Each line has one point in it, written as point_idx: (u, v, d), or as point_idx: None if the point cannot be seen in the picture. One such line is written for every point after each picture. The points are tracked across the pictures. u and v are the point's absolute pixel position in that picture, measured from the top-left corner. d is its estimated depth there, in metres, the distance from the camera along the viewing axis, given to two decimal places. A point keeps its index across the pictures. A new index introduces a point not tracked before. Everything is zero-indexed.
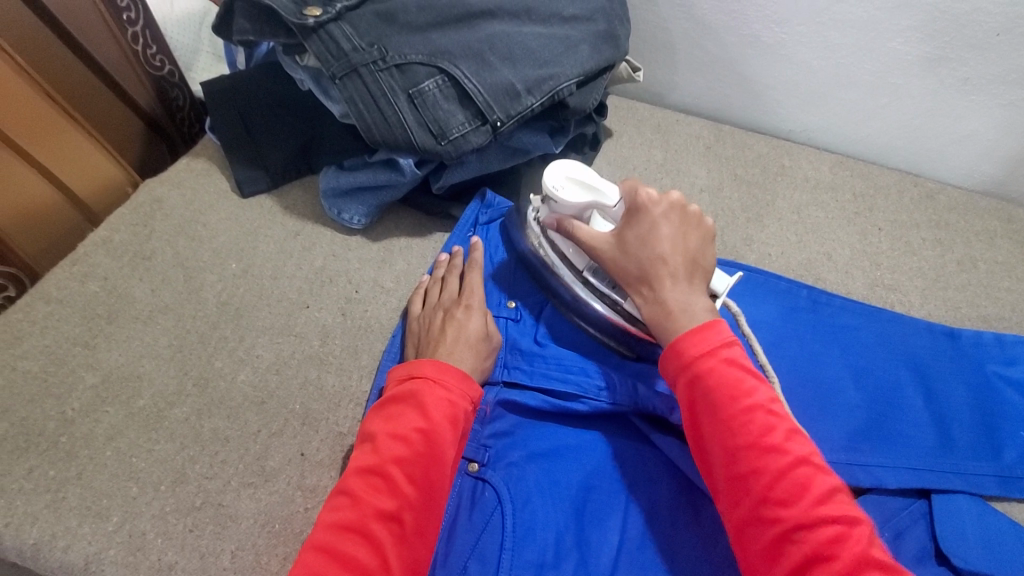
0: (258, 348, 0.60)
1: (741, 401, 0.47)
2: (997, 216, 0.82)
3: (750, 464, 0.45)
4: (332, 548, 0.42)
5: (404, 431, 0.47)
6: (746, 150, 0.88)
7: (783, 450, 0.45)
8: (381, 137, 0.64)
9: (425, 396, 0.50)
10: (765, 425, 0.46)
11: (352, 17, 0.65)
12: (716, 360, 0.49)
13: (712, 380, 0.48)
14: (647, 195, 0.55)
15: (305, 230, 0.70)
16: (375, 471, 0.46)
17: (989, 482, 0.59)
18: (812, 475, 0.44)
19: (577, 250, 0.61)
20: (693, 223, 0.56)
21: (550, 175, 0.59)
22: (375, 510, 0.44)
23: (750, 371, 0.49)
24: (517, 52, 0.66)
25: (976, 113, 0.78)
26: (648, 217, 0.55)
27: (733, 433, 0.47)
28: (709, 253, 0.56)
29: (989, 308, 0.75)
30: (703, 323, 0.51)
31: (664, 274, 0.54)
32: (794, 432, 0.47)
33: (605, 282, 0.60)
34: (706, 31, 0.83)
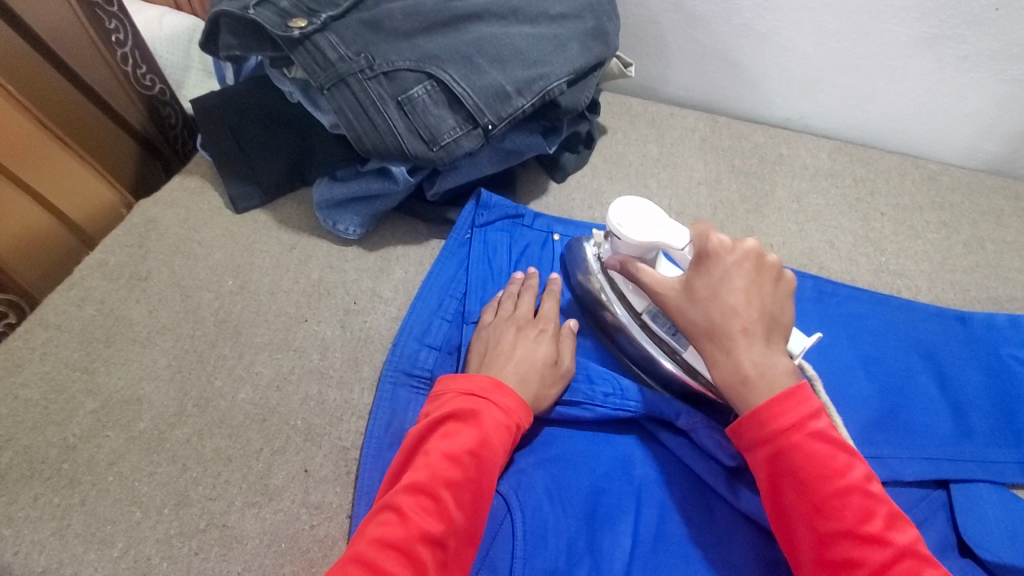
0: (258, 364, 0.59)
1: (834, 482, 0.43)
2: (1002, 194, 0.81)
3: (845, 554, 0.42)
4: (375, 563, 0.40)
5: (459, 452, 0.46)
6: (742, 141, 0.87)
7: (883, 540, 0.41)
8: (372, 145, 0.63)
9: (484, 418, 0.49)
10: (863, 510, 0.42)
11: (337, 27, 0.65)
12: (801, 434, 0.45)
13: (800, 457, 0.44)
14: (719, 240, 0.51)
15: (301, 243, 0.69)
16: (425, 491, 0.44)
17: (1011, 470, 0.58)
18: (917, 569, 0.40)
19: (637, 290, 0.58)
20: (771, 273, 0.50)
21: (617, 214, 0.56)
22: (423, 532, 0.42)
23: (841, 445, 0.45)
24: (505, 53, 0.65)
25: (977, 90, 0.76)
26: (721, 265, 0.50)
27: (825, 517, 0.43)
28: (786, 309, 0.51)
29: (999, 289, 0.73)
30: (787, 390, 0.46)
31: (737, 331, 0.48)
32: (894, 516, 0.43)
33: (664, 326, 0.57)
34: (698, 23, 0.82)
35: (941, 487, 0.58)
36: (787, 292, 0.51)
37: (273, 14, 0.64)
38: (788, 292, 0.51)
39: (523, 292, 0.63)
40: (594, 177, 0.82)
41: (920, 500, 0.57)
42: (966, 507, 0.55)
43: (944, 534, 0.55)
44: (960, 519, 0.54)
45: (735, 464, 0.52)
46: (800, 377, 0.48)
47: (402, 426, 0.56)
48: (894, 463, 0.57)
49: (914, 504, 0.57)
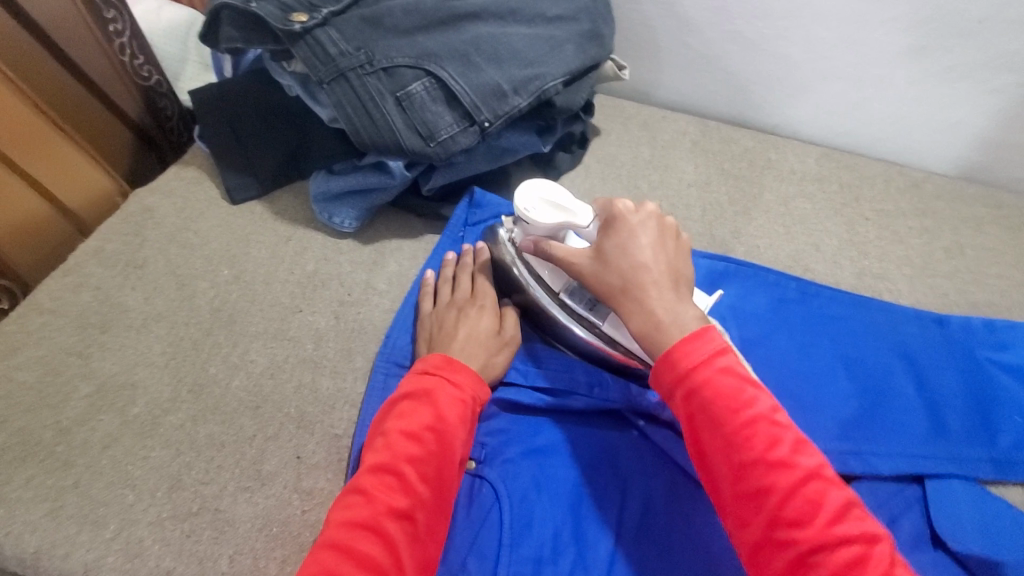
0: (252, 353, 0.60)
1: (740, 413, 0.44)
2: (983, 203, 0.84)
3: (756, 482, 0.42)
4: (344, 543, 0.41)
5: (417, 430, 0.48)
6: (732, 145, 0.89)
7: (791, 464, 0.42)
8: (370, 139, 0.64)
9: (436, 395, 0.50)
10: (770, 438, 0.43)
11: (338, 22, 0.66)
12: (710, 370, 0.46)
13: (710, 393, 0.45)
14: (622, 206, 0.54)
15: (297, 235, 0.70)
16: (388, 470, 0.46)
17: (983, 467, 0.60)
18: (823, 490, 0.41)
19: (553, 271, 0.59)
20: (671, 234, 0.54)
21: (521, 197, 0.58)
22: (390, 508, 0.44)
23: (748, 380, 0.46)
24: (502, 53, 0.67)
25: (960, 101, 0.79)
26: (626, 227, 0.53)
27: (737, 449, 0.44)
28: (687, 264, 0.54)
29: (977, 294, 0.76)
30: (695, 332, 0.47)
31: (648, 283, 0.50)
32: (800, 441, 0.44)
33: (582, 303, 0.58)
34: (691, 29, 0.84)
35: (916, 482, 0.60)
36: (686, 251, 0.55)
37: (274, 7, 0.65)
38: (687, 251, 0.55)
39: (459, 273, 0.63)
40: (586, 177, 0.83)
41: (895, 494, 0.59)
42: (939, 502, 0.57)
43: (918, 527, 0.56)
44: (933, 512, 0.56)
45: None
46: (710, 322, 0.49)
47: None
48: (871, 458, 0.59)
49: (890, 498, 0.58)
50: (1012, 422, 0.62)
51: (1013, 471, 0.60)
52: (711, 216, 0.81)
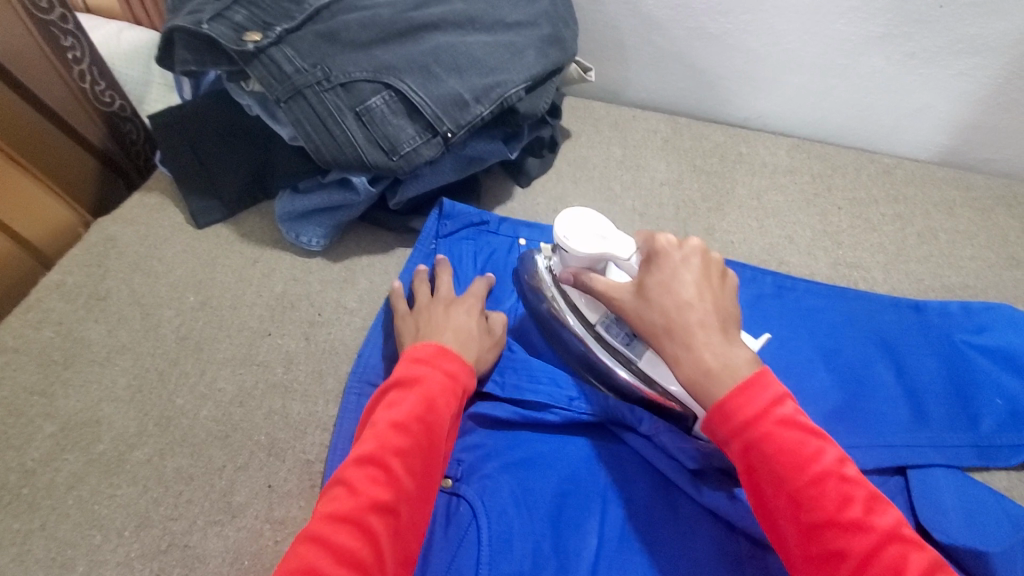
0: (220, 381, 0.58)
1: (807, 470, 0.42)
2: (954, 186, 0.84)
3: (828, 545, 0.40)
4: (327, 536, 0.40)
5: (405, 421, 0.47)
6: (703, 141, 0.89)
7: (865, 526, 0.40)
8: (331, 156, 0.63)
9: (427, 385, 0.49)
10: (841, 497, 0.41)
11: (293, 40, 0.65)
12: (770, 423, 0.43)
13: (771, 448, 0.43)
14: (665, 240, 0.51)
15: (264, 257, 0.69)
16: (376, 458, 0.44)
17: (966, 453, 0.59)
18: (903, 551, 0.39)
19: (590, 301, 0.56)
20: (716, 270, 0.50)
21: (563, 225, 0.55)
22: (375, 501, 0.42)
23: (812, 431, 0.44)
24: (462, 62, 0.66)
25: (926, 86, 0.79)
26: (669, 264, 0.50)
27: (805, 509, 0.41)
28: (736, 301, 0.51)
29: (952, 277, 0.76)
30: (748, 379, 0.45)
31: (696, 327, 0.47)
32: (873, 499, 0.41)
33: (618, 336, 0.55)
34: (655, 27, 0.83)
35: (898, 473, 0.59)
36: (733, 287, 0.51)
37: (227, 28, 0.64)
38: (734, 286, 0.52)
39: (439, 276, 0.64)
40: (558, 181, 0.83)
41: (879, 486, 0.58)
42: (923, 492, 0.56)
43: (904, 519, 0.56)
44: (918, 502, 0.56)
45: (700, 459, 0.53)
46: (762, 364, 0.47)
47: None
48: (854, 451, 0.59)
49: None
50: (994, 406, 0.62)
51: (996, 456, 0.60)
52: (684, 213, 0.81)
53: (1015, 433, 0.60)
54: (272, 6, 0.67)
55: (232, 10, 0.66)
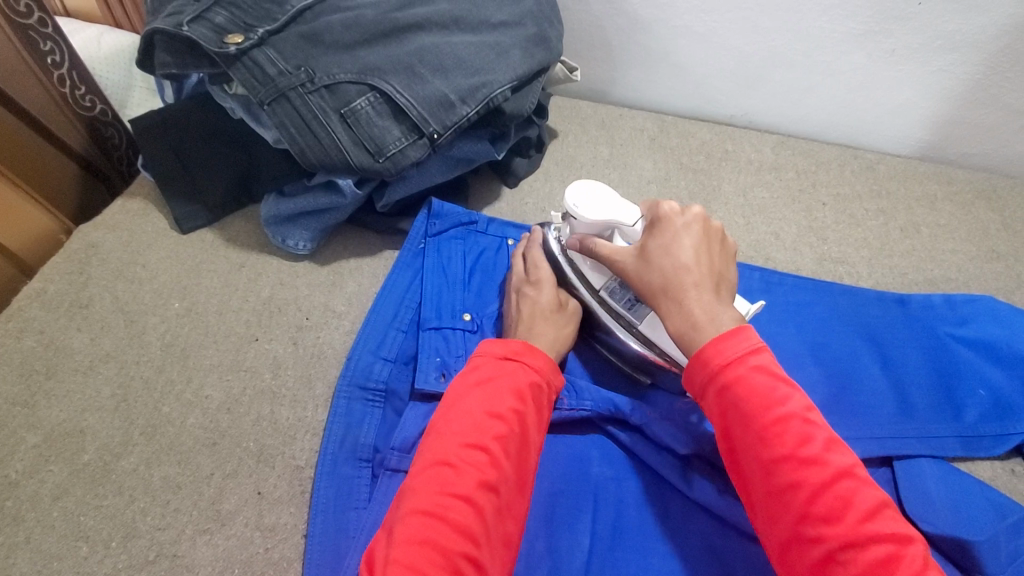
0: (207, 388, 0.58)
1: (772, 411, 0.43)
2: (935, 180, 0.85)
3: (787, 478, 0.41)
4: (437, 511, 0.42)
5: (504, 409, 0.49)
6: (689, 139, 0.89)
7: (822, 462, 0.41)
8: (316, 159, 0.63)
9: (515, 377, 0.51)
10: (801, 435, 0.42)
11: (275, 41, 0.64)
12: (742, 367, 0.45)
13: (742, 391, 0.44)
14: (667, 207, 0.53)
15: (250, 261, 0.68)
16: (476, 446, 0.46)
17: (951, 444, 0.60)
18: (855, 489, 0.40)
19: (595, 266, 0.60)
20: (716, 237, 0.52)
21: (572, 193, 0.59)
22: (480, 481, 0.44)
23: (782, 378, 0.45)
24: (447, 62, 0.66)
25: (907, 82, 0.80)
26: (670, 228, 0.52)
27: (768, 446, 0.43)
28: (731, 269, 0.53)
29: (935, 270, 0.77)
30: (729, 330, 0.46)
31: (688, 284, 0.49)
32: (833, 440, 0.42)
33: (622, 301, 0.58)
34: (640, 26, 0.84)
35: (885, 465, 0.60)
36: (732, 257, 0.53)
37: (208, 30, 0.63)
38: (732, 255, 0.53)
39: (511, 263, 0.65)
40: (545, 180, 0.83)
41: None
42: (909, 483, 0.57)
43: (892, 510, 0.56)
44: (904, 493, 0.56)
45: (689, 453, 0.54)
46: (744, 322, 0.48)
47: (357, 441, 0.54)
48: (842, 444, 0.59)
49: None
50: (977, 397, 0.63)
51: (980, 446, 0.61)
52: None
53: (998, 423, 0.61)
54: (254, 7, 0.66)
55: (213, 11, 0.65)
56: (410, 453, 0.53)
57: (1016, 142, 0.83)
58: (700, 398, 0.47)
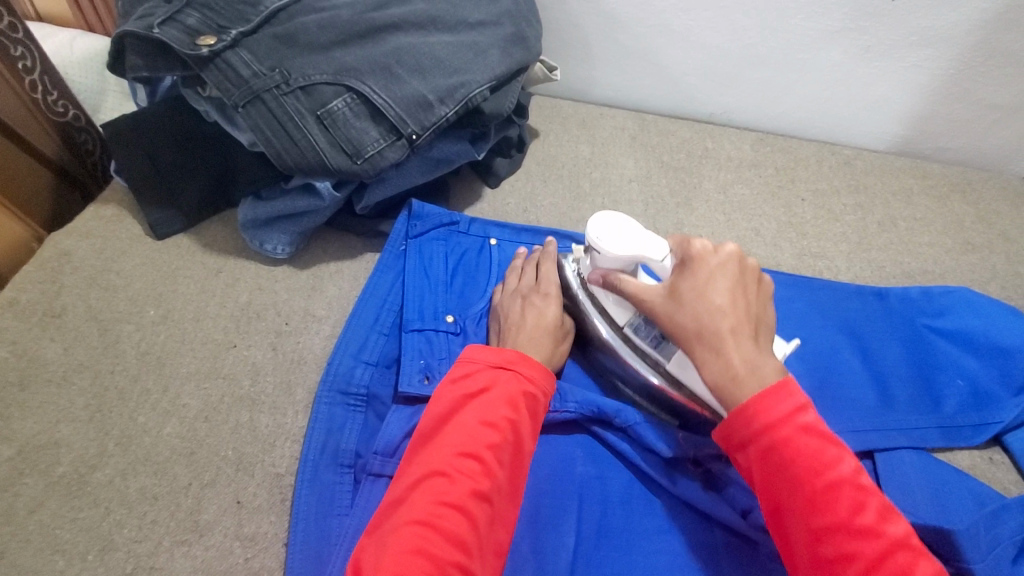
0: (184, 397, 0.57)
1: (823, 476, 0.42)
2: (911, 174, 0.87)
3: (837, 547, 0.40)
4: (430, 521, 0.43)
5: (498, 418, 0.48)
6: (669, 137, 0.89)
7: (877, 533, 0.40)
8: (293, 161, 0.62)
9: (509, 385, 0.51)
10: (855, 504, 0.41)
11: (249, 43, 0.63)
12: (790, 427, 0.43)
13: (790, 452, 0.43)
14: (700, 246, 0.51)
15: (227, 267, 0.67)
16: (471, 455, 0.46)
17: (931, 435, 0.61)
18: (912, 561, 0.39)
19: (619, 303, 0.57)
20: (752, 276, 0.51)
21: (595, 226, 0.55)
22: (473, 490, 0.44)
23: (829, 438, 0.44)
24: (425, 62, 0.65)
25: (882, 78, 0.81)
26: (704, 268, 0.50)
27: (818, 511, 0.41)
28: (768, 310, 0.51)
29: (912, 263, 0.78)
30: (775, 384, 0.45)
31: (726, 331, 0.47)
32: (886, 509, 0.42)
33: (647, 338, 0.55)
34: (619, 25, 0.84)
35: (867, 457, 0.60)
36: (766, 295, 0.51)
37: (178, 31, 0.62)
38: (768, 295, 0.52)
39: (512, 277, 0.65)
40: (527, 180, 0.82)
41: None
42: (890, 474, 0.57)
43: None
44: (886, 485, 0.57)
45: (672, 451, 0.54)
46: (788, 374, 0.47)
47: (338, 446, 0.54)
48: None
49: None
50: (956, 387, 0.63)
51: (959, 435, 0.61)
52: (653, 208, 0.82)
53: (976, 412, 0.62)
54: (226, 8, 0.64)
55: (184, 13, 0.64)
56: (393, 458, 0.52)
57: (988, 135, 0.85)
58: (740, 455, 0.46)
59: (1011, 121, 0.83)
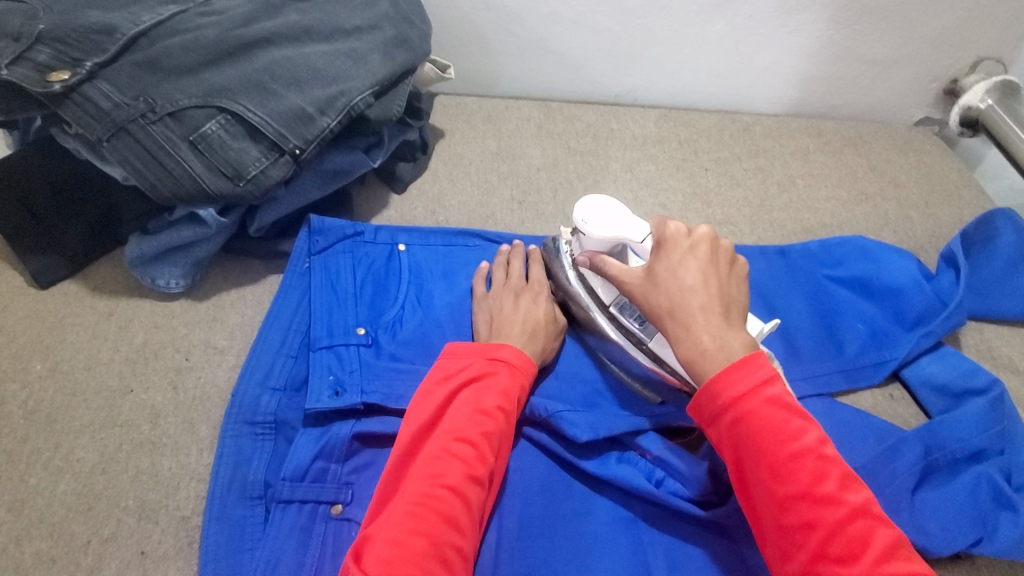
0: (79, 450, 0.54)
1: (787, 446, 0.42)
2: (807, 134, 0.90)
3: (800, 516, 0.41)
4: (424, 503, 0.44)
5: (492, 408, 0.50)
6: (575, 122, 0.90)
7: (838, 500, 0.41)
8: (170, 191, 0.60)
9: (504, 378, 0.52)
10: (816, 473, 0.42)
11: (108, 73, 0.59)
12: (755, 401, 0.44)
13: (754, 424, 0.43)
14: (674, 228, 0.52)
15: (119, 308, 0.64)
16: (465, 441, 0.48)
17: (835, 380, 0.64)
18: (869, 527, 0.40)
19: (605, 284, 0.60)
20: (725, 256, 0.51)
21: (581, 209, 0.59)
22: (466, 474, 0.46)
23: (795, 412, 0.44)
24: (301, 74, 0.63)
25: (769, 44, 0.84)
26: (675, 249, 0.51)
27: (781, 481, 0.42)
28: (743, 290, 0.51)
29: (811, 219, 0.81)
30: (742, 359, 0.45)
31: (696, 308, 0.48)
32: (848, 477, 0.42)
33: (633, 318, 0.58)
34: (512, 17, 0.83)
35: None
36: (742, 276, 0.52)
37: (31, 70, 0.58)
38: (743, 275, 0.52)
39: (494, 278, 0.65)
40: (434, 182, 0.82)
41: None
42: None
43: None
44: None
45: (590, 440, 0.54)
46: (759, 349, 0.47)
47: (246, 479, 0.52)
48: None
49: None
50: (856, 331, 0.66)
51: (861, 377, 0.64)
52: (562, 195, 0.82)
53: (875, 352, 0.65)
54: (79, 37, 0.59)
55: (35, 49, 0.58)
56: (302, 482, 0.51)
57: (875, 87, 0.90)
58: (710, 430, 0.46)
59: (892, 74, 0.88)
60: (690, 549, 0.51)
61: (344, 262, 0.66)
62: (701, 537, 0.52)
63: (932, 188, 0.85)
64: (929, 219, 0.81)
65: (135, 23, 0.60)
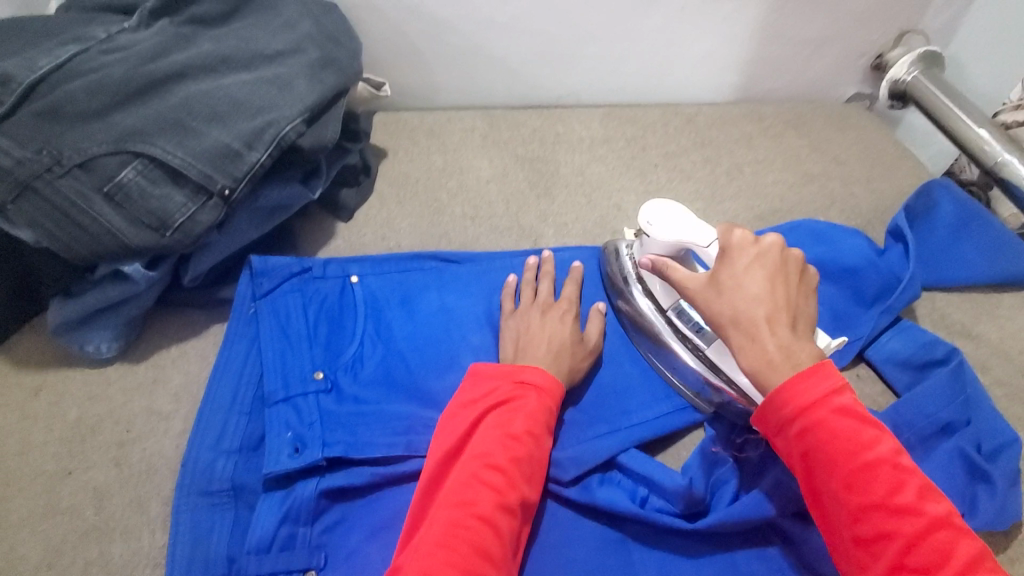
0: (17, 548, 0.49)
1: (862, 456, 0.41)
2: (748, 120, 0.91)
3: (876, 527, 0.39)
4: (455, 535, 0.42)
5: (521, 432, 0.48)
6: (520, 128, 0.88)
7: (916, 511, 0.39)
8: (88, 250, 0.55)
9: (531, 401, 0.50)
10: (893, 482, 0.40)
11: (5, 127, 0.53)
12: (824, 409, 0.42)
13: (826, 434, 0.41)
14: (739, 235, 0.50)
15: (48, 381, 0.58)
16: (494, 468, 0.46)
17: None
18: (953, 540, 0.38)
19: (665, 288, 0.59)
20: (794, 267, 0.49)
21: (646, 211, 0.59)
22: (497, 503, 0.44)
23: (866, 419, 0.42)
24: (222, 108, 0.59)
25: (704, 35, 0.84)
26: (741, 256, 0.49)
27: (856, 490, 0.40)
28: (810, 302, 0.49)
29: (762, 206, 0.82)
30: (811, 367, 0.43)
31: (762, 318, 0.46)
32: (926, 487, 0.40)
33: (689, 323, 0.58)
34: (444, 26, 0.80)
35: None
36: (809, 288, 0.50)
37: None
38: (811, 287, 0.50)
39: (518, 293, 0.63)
40: (381, 205, 0.78)
41: None
42: None
43: None
44: None
45: (575, 476, 0.53)
46: (824, 357, 0.45)
47: (208, 555, 0.48)
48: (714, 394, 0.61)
49: None
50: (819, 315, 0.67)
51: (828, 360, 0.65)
52: (515, 206, 0.80)
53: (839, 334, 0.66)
54: None
55: None
56: (270, 552, 0.48)
57: (809, 67, 0.91)
58: (775, 440, 0.44)
59: (823, 54, 0.90)
60: (682, 563, 0.50)
61: (293, 303, 0.62)
62: (692, 548, 0.51)
63: (871, 163, 0.87)
64: (872, 195, 0.83)
65: (31, 69, 0.54)
